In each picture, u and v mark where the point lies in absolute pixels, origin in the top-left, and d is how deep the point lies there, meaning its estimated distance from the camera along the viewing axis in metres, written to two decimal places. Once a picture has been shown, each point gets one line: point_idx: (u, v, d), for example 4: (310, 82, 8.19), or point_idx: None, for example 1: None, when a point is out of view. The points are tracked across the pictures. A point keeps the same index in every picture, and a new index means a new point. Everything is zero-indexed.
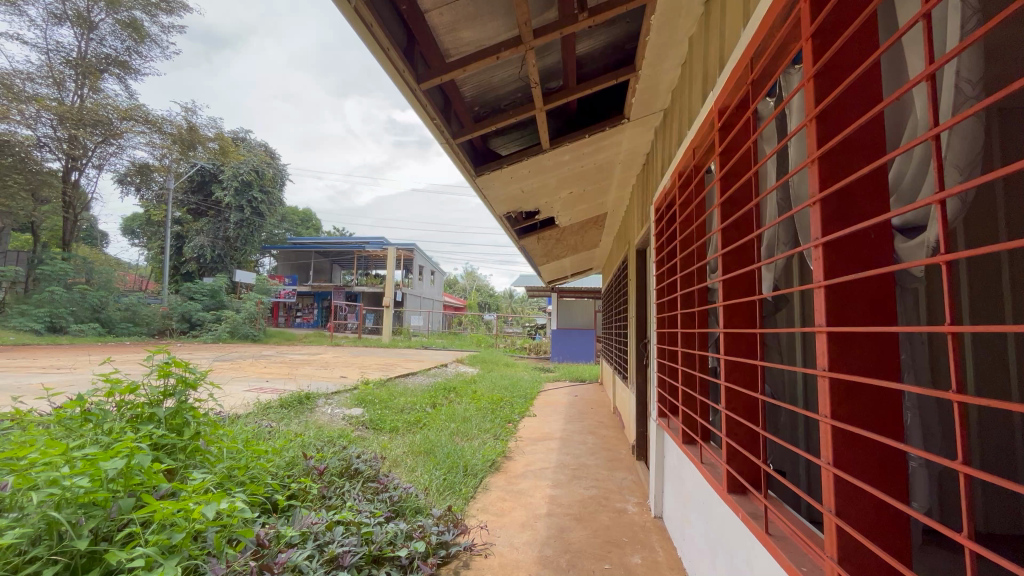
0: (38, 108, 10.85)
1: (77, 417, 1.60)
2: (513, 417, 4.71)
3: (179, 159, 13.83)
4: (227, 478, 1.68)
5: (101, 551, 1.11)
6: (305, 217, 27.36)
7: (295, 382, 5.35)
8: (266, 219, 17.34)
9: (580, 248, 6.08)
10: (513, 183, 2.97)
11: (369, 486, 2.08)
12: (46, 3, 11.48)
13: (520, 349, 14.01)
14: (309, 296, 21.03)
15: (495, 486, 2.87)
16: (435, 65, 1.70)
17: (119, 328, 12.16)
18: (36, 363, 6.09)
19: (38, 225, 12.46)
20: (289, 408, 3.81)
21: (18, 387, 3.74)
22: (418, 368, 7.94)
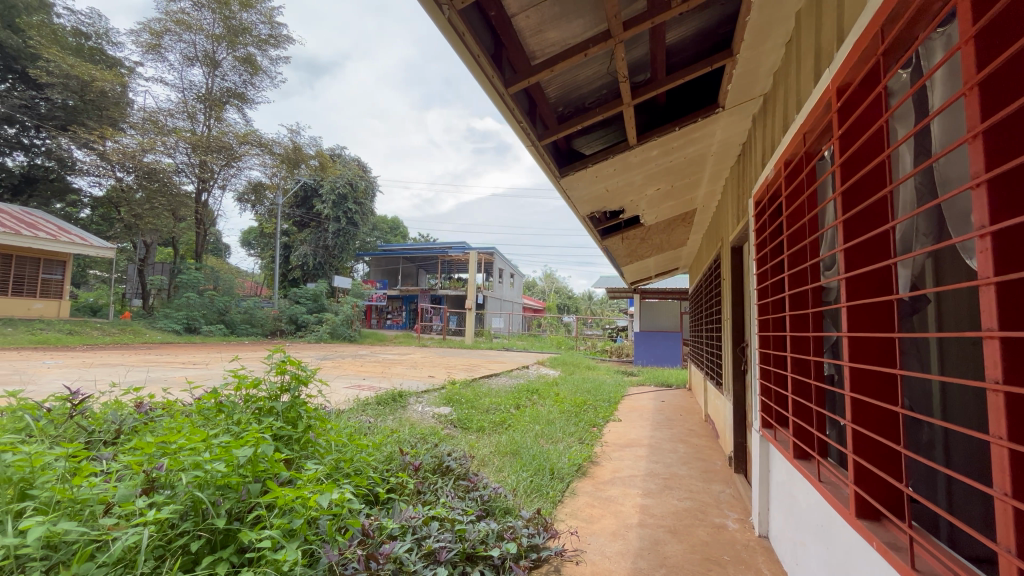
0: (177, 140, 12.67)
1: (213, 407, 1.83)
2: (598, 421, 4.61)
3: (287, 177, 15.20)
4: (335, 470, 1.80)
5: (235, 530, 1.24)
6: (394, 225, 29.04)
7: (389, 381, 5.67)
8: (360, 228, 18.62)
9: (666, 248, 5.83)
10: (598, 182, 2.90)
11: (461, 484, 2.13)
12: (181, 48, 13.36)
13: (602, 352, 13.71)
14: (398, 299, 22.24)
15: (583, 491, 2.82)
16: (521, 69, 1.70)
17: (240, 329, 13.74)
18: (177, 358, 7.11)
19: (177, 240, 14.53)
20: (383, 405, 4.05)
21: (165, 379, 4.38)
22: (501, 369, 8.08)
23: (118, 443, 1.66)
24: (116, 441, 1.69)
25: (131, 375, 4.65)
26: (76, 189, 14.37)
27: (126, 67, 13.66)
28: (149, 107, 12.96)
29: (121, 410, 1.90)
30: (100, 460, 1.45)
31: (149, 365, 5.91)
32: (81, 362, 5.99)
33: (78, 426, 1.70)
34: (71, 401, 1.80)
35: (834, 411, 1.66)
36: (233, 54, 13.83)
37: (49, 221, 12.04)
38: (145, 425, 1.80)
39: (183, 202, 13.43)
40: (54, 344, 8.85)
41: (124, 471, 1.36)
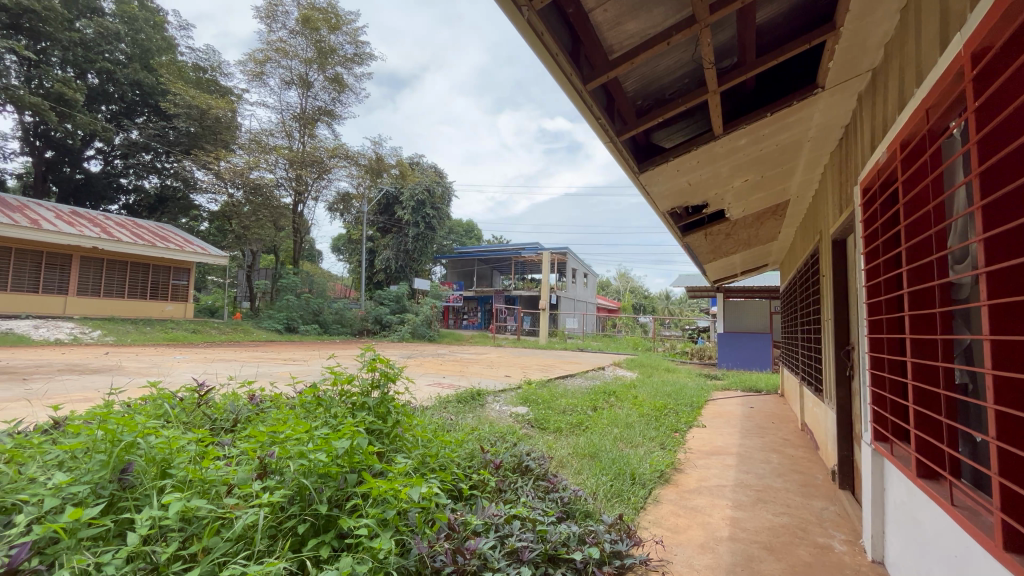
0: (277, 157, 13.99)
1: (313, 401, 1.99)
2: (680, 426, 4.41)
3: (371, 186, 16.16)
4: (422, 464, 1.87)
5: (334, 518, 1.33)
6: (468, 228, 29.85)
7: (468, 379, 5.84)
8: (437, 232, 19.36)
9: (754, 243, 5.45)
10: (680, 176, 2.77)
11: (541, 484, 2.13)
12: (280, 73, 14.71)
13: (681, 354, 13.11)
14: (473, 300, 22.84)
15: (666, 499, 2.71)
16: (599, 64, 1.66)
17: (332, 329, 14.85)
18: (282, 355, 7.84)
19: (278, 248, 16.03)
20: (463, 403, 4.17)
21: (270, 374, 4.86)
22: (576, 369, 8.00)
23: (236, 431, 1.86)
24: (233, 429, 1.88)
25: (243, 370, 5.21)
26: (197, 205, 16.40)
27: (235, 94, 15.29)
28: (254, 129, 14.43)
29: (236, 401, 2.11)
30: (222, 445, 1.61)
31: (257, 361, 6.57)
32: (204, 357, 6.82)
33: (204, 414, 1.92)
34: (198, 392, 2.03)
35: (968, 425, 1.44)
36: (323, 75, 14.97)
37: (177, 235, 13.79)
38: (256, 416, 1.99)
39: (283, 213, 14.85)
40: (182, 341, 10.15)
41: (242, 455, 1.51)
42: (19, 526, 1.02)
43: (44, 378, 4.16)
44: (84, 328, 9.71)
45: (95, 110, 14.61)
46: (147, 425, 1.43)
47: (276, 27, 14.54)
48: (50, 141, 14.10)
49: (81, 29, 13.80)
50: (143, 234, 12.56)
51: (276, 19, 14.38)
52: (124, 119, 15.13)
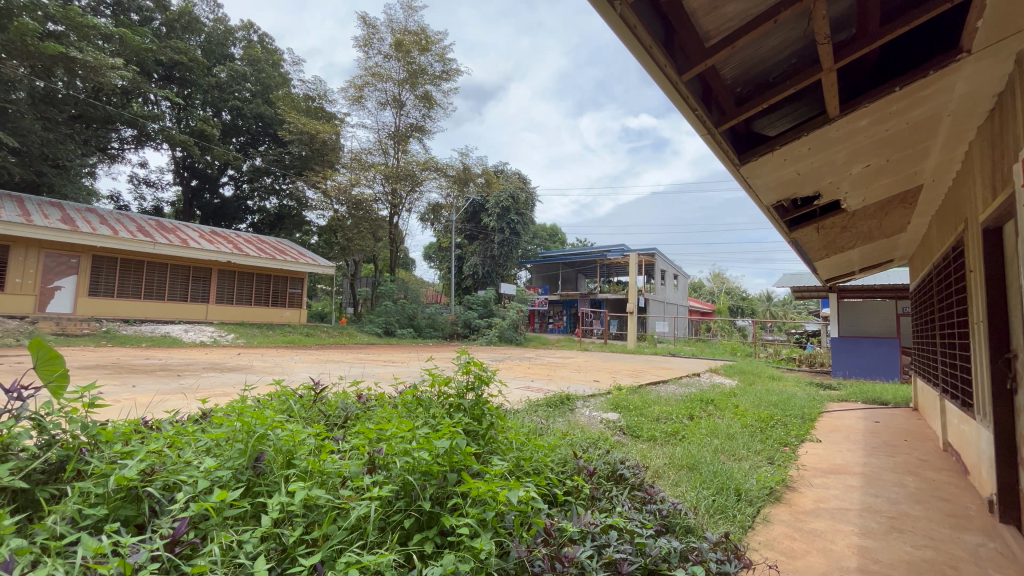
0: (374, 173, 15.14)
1: (414, 401, 2.09)
2: (790, 440, 4.00)
3: (459, 196, 16.84)
4: (517, 467, 1.88)
5: (437, 515, 1.37)
6: (553, 232, 29.93)
7: (556, 383, 5.81)
8: (522, 237, 19.62)
9: (877, 236, 4.81)
10: (787, 166, 2.53)
11: (637, 495, 2.04)
12: (377, 96, 15.84)
13: (788, 360, 11.98)
14: (559, 304, 22.79)
15: (777, 519, 2.47)
16: (694, 53, 1.57)
17: (425, 332, 15.66)
18: (383, 357, 8.43)
19: (377, 257, 17.28)
20: (552, 407, 4.15)
21: (371, 375, 5.24)
22: (670, 375, 7.66)
23: (347, 427, 2.01)
24: (344, 425, 2.04)
25: (349, 370, 5.67)
26: (308, 221, 18.23)
27: (339, 118, 16.76)
28: (355, 149, 15.69)
29: (346, 400, 2.29)
30: (337, 439, 1.75)
31: (361, 362, 7.11)
32: (316, 358, 7.53)
33: (320, 411, 2.11)
34: (314, 390, 2.23)
35: None
36: (415, 94, 15.90)
37: (292, 248, 15.40)
38: (363, 413, 2.14)
39: (380, 225, 16.01)
40: (299, 343, 11.33)
41: (353, 449, 1.62)
42: (181, 502, 1.19)
43: (194, 374, 4.86)
44: (221, 332, 11.22)
45: (228, 142, 16.84)
46: (275, 419, 1.59)
47: (372, 53, 15.67)
48: (194, 171, 16.75)
49: (218, 74, 16.09)
50: (266, 248, 14.21)
51: (372, 46, 15.53)
52: (250, 148, 17.24)
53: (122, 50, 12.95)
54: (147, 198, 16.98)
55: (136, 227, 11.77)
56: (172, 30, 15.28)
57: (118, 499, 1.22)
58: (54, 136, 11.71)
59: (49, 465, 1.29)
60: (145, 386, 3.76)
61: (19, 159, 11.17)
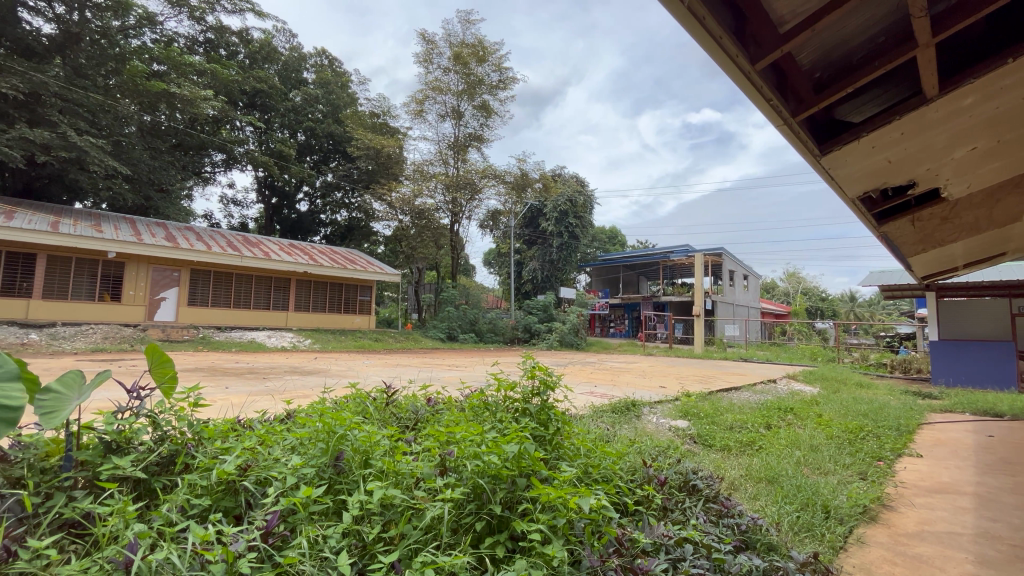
0: (436, 183, 15.63)
1: (482, 406, 2.13)
2: (885, 454, 3.63)
3: (517, 202, 16.99)
4: (585, 473, 1.84)
5: (507, 520, 1.38)
6: (613, 234, 29.39)
7: (620, 389, 5.67)
8: (581, 240, 19.40)
9: (986, 228, 4.28)
10: (874, 154, 2.32)
11: (712, 508, 1.94)
12: (437, 108, 16.33)
13: (878, 366, 10.93)
14: (620, 308, 22.28)
15: (874, 541, 2.24)
16: (767, 41, 1.49)
17: (487, 337, 15.89)
18: (446, 361, 8.64)
19: (440, 264, 17.79)
20: (618, 414, 4.06)
21: (436, 379, 5.38)
22: (743, 381, 7.23)
23: (418, 429, 2.07)
24: (415, 427, 2.10)
25: (415, 374, 5.85)
26: (375, 232, 19.16)
27: (402, 132, 17.47)
28: (418, 160, 16.28)
29: (416, 402, 2.36)
30: (409, 441, 1.80)
31: (426, 366, 7.33)
32: (384, 363, 7.86)
33: (392, 413, 2.20)
34: (386, 393, 2.32)
35: None
36: (473, 104, 16.29)
37: (361, 258, 16.23)
38: (432, 416, 2.19)
39: (442, 233, 16.51)
40: (368, 348, 11.89)
41: (424, 452, 1.65)
42: (271, 496, 1.28)
43: (277, 377, 5.23)
44: (299, 337, 12.03)
45: (303, 161, 18.10)
46: (354, 420, 1.67)
47: (432, 68, 16.20)
48: (274, 189, 18.24)
49: (294, 99, 17.35)
50: (337, 259, 15.07)
51: (432, 60, 16.10)
52: (322, 165, 18.38)
53: (214, 83, 14.36)
54: (235, 215, 18.61)
55: (226, 243, 12.92)
56: (255, 61, 16.71)
57: (219, 491, 1.33)
58: (158, 163, 13.14)
59: (163, 457, 1.43)
60: (236, 388, 4.09)
61: (130, 186, 12.59)
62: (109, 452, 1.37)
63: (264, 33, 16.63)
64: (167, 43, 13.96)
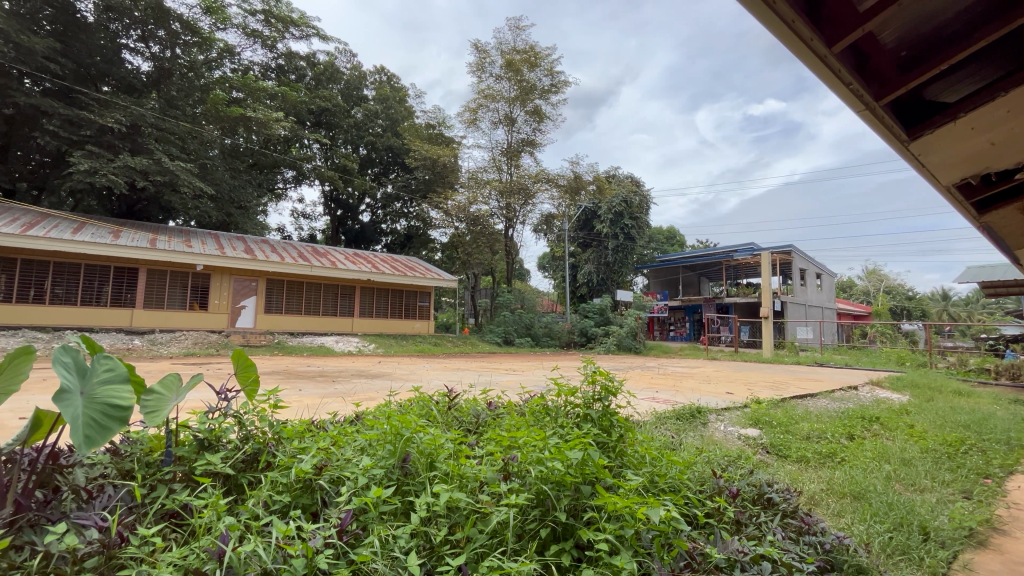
0: (490, 190, 15.89)
1: (543, 410, 2.12)
2: (993, 471, 3.23)
3: (570, 204, 16.91)
4: (651, 483, 1.77)
5: (573, 528, 1.36)
6: (671, 234, 28.47)
7: (683, 395, 5.44)
8: (637, 241, 18.91)
9: None
10: (974, 137, 2.09)
11: (791, 524, 1.81)
12: (490, 116, 16.55)
13: (979, 372, 9.80)
14: (680, 310, 21.49)
15: (984, 569, 2.00)
16: (843, 19, 1.39)
17: (543, 341, 15.86)
18: (503, 365, 8.71)
19: (495, 269, 17.99)
20: (682, 421, 3.89)
21: (493, 383, 5.42)
22: (819, 388, 6.72)
23: (480, 433, 2.09)
24: (476, 431, 2.12)
25: (473, 378, 5.93)
26: (432, 239, 19.74)
27: (457, 141, 17.89)
28: (472, 168, 16.55)
29: (477, 406, 2.39)
30: (472, 445, 1.82)
31: (484, 370, 7.40)
32: (443, 366, 8.05)
33: (454, 417, 2.23)
34: (448, 396, 2.37)
35: None
36: (525, 110, 16.41)
37: (420, 265, 16.75)
38: (493, 420, 2.21)
39: (496, 239, 16.72)
40: (428, 352, 12.23)
41: (486, 456, 1.66)
42: (345, 494, 1.34)
43: (344, 380, 5.49)
44: (364, 342, 12.59)
45: (365, 174, 19.00)
46: (418, 424, 1.71)
47: (484, 76, 16.48)
48: (339, 202, 19.29)
49: (356, 115, 18.27)
50: (397, 266, 15.64)
51: (484, 69, 16.38)
52: (382, 177, 19.20)
53: (285, 106, 15.42)
54: (305, 228, 19.84)
55: (297, 253, 13.78)
56: (320, 81, 17.78)
57: (297, 489, 1.40)
58: (238, 182, 14.28)
59: (247, 455, 1.54)
60: (307, 390, 4.33)
61: (215, 204, 13.75)
62: (202, 449, 1.49)
63: (328, 56, 17.69)
64: (244, 72, 15.19)
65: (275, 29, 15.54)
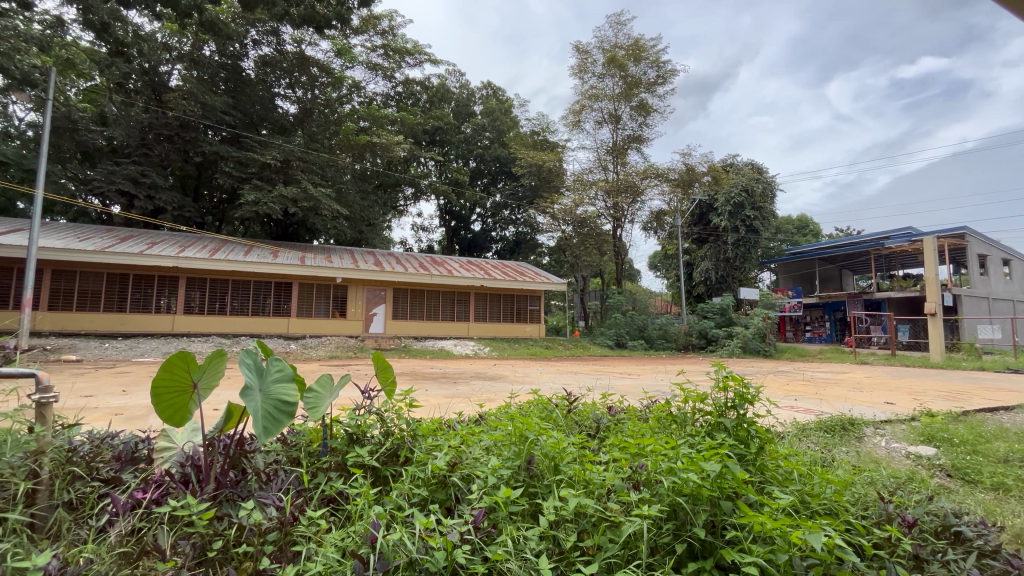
0: (596, 191, 15.69)
1: (671, 418, 1.99)
2: None
3: (683, 199, 16.12)
4: (800, 504, 1.57)
5: (713, 548, 1.25)
6: (803, 223, 25.46)
7: (830, 404, 4.79)
8: (762, 233, 17.16)
9: None
10: None
11: (992, 566, 1.47)
12: (595, 116, 16.30)
13: None
14: (818, 308, 19.07)
15: None
16: None
17: (658, 343, 15.18)
18: (618, 369, 8.47)
19: (605, 271, 17.67)
20: (831, 433, 3.43)
21: (607, 387, 5.30)
22: (1017, 399, 5.45)
23: (602, 438, 2.04)
24: (597, 436, 2.06)
25: (586, 382, 5.86)
26: (541, 243, 20.07)
27: (561, 145, 17.96)
28: (577, 170, 16.45)
29: (597, 411, 2.33)
30: (596, 450, 1.77)
31: (598, 373, 7.27)
32: (557, 369, 8.08)
33: (577, 423, 2.19)
34: (568, 399, 2.34)
35: None
36: (630, 105, 15.91)
37: (530, 269, 17.10)
38: (614, 425, 2.14)
39: (605, 239, 16.45)
40: (540, 355, 12.40)
41: (611, 462, 1.60)
42: (476, 493, 1.38)
43: (465, 382, 5.77)
44: (480, 345, 13.15)
45: (476, 185, 19.97)
46: (542, 427, 1.72)
47: (587, 77, 16.26)
48: (453, 214, 20.57)
49: (466, 131, 19.31)
50: (508, 272, 16.13)
51: (587, 70, 16.15)
52: (491, 187, 19.97)
53: (404, 129, 16.82)
54: (424, 239, 21.44)
55: (418, 264, 14.87)
56: (433, 103, 19.07)
57: (432, 485, 1.50)
58: (367, 202, 15.91)
59: (389, 449, 1.68)
60: (433, 391, 4.63)
61: (349, 223, 15.40)
62: (352, 442, 1.67)
63: (440, 78, 18.94)
64: (370, 103, 16.93)
65: (393, 60, 17.05)
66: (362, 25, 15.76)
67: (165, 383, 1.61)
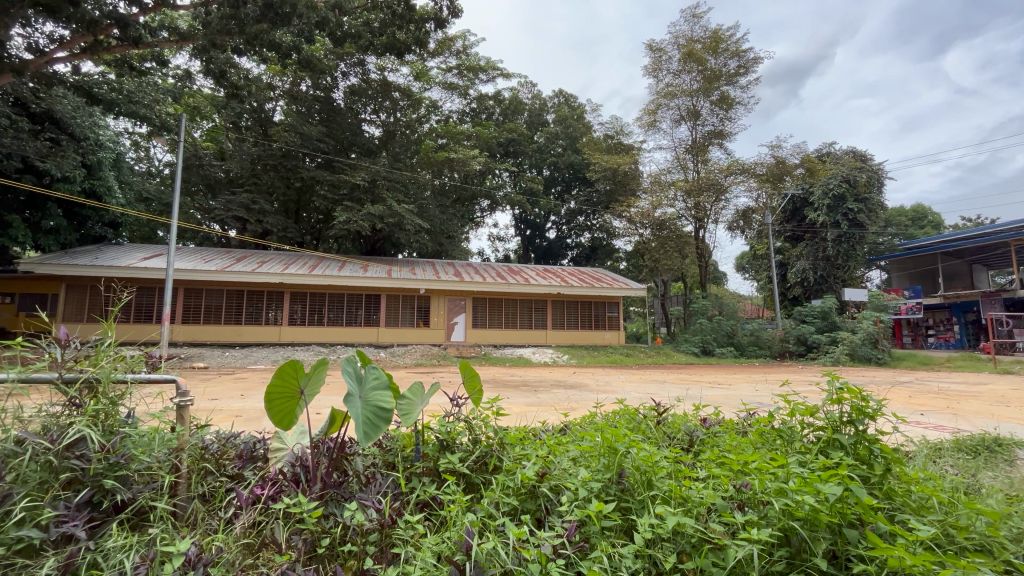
0: (675, 192, 15.09)
1: (774, 433, 1.83)
2: None
3: (773, 194, 14.98)
4: (942, 538, 1.35)
5: None
6: (921, 213, 22.52)
7: (966, 420, 4.15)
8: (869, 227, 15.42)
9: None
10: None
11: None
12: (671, 114, 15.71)
13: None
14: (944, 309, 16.71)
15: None
16: None
17: (749, 351, 14.04)
18: (705, 378, 8.00)
19: (687, 275, 16.88)
20: (970, 455, 2.95)
21: (693, 398, 5.02)
22: None
23: (696, 451, 1.92)
24: (692, 450, 1.94)
25: (671, 392, 5.59)
26: (617, 248, 19.61)
27: (636, 147, 17.49)
28: (654, 171, 15.93)
29: (688, 423, 2.21)
30: (692, 464, 1.67)
31: (684, 382, 6.91)
32: (639, 378, 7.81)
33: (667, 434, 2.08)
34: (657, 410, 2.24)
35: None
36: (710, 99, 15.15)
37: (607, 275, 16.78)
38: (710, 439, 2.00)
39: (686, 241, 15.70)
40: (620, 363, 12.07)
41: (709, 479, 1.49)
42: (567, 506, 1.36)
43: (546, 391, 5.75)
44: (558, 353, 13.09)
45: (550, 193, 20.06)
46: (632, 439, 1.65)
47: (663, 76, 15.73)
48: (528, 223, 20.86)
49: (539, 140, 19.50)
50: (585, 278, 15.94)
51: (661, 68, 15.59)
52: (565, 194, 19.93)
53: (479, 143, 17.34)
54: (500, 249, 21.89)
55: (495, 274, 15.17)
56: (507, 115, 19.45)
57: (521, 494, 1.50)
58: (446, 216, 16.56)
59: (477, 457, 1.70)
60: (515, 400, 4.66)
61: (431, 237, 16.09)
62: (442, 449, 1.71)
63: (512, 91, 19.33)
64: (447, 121, 17.68)
65: (467, 78, 17.72)
66: (438, 48, 16.54)
67: (277, 389, 1.76)
